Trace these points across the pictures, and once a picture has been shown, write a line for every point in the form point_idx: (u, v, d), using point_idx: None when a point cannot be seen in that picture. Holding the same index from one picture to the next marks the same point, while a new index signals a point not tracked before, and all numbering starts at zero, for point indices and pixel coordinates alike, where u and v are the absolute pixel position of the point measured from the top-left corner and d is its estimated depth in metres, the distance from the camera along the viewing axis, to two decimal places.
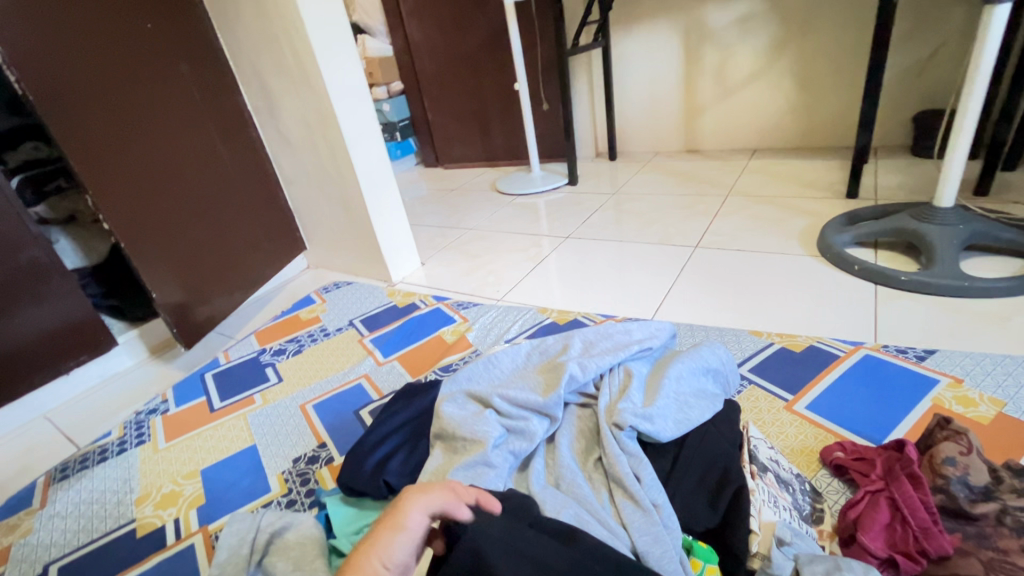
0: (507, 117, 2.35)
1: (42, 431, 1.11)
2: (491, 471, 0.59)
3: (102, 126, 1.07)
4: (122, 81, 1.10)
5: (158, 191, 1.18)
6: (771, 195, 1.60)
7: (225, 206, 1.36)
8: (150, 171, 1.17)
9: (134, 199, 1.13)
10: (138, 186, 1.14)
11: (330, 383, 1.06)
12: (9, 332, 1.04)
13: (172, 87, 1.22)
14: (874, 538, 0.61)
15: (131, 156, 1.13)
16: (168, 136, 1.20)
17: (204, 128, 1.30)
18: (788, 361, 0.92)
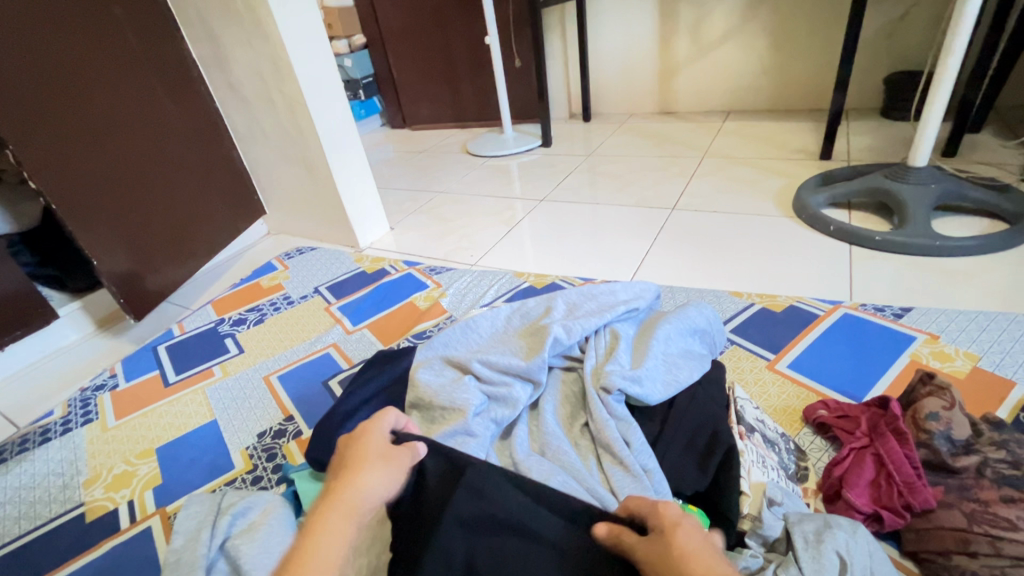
0: (478, 76, 2.47)
1: None
2: (472, 440, 0.57)
3: (30, 71, 1.05)
4: (47, 28, 1.07)
5: (91, 142, 1.17)
6: (745, 158, 1.79)
7: (166, 163, 1.35)
8: (83, 127, 1.15)
9: (68, 159, 1.12)
10: (68, 137, 1.12)
11: (296, 354, 1.10)
12: None
13: (106, 40, 1.19)
14: (859, 494, 0.61)
15: (62, 111, 1.11)
16: (101, 87, 1.19)
17: (145, 85, 1.29)
18: (772, 320, 0.93)
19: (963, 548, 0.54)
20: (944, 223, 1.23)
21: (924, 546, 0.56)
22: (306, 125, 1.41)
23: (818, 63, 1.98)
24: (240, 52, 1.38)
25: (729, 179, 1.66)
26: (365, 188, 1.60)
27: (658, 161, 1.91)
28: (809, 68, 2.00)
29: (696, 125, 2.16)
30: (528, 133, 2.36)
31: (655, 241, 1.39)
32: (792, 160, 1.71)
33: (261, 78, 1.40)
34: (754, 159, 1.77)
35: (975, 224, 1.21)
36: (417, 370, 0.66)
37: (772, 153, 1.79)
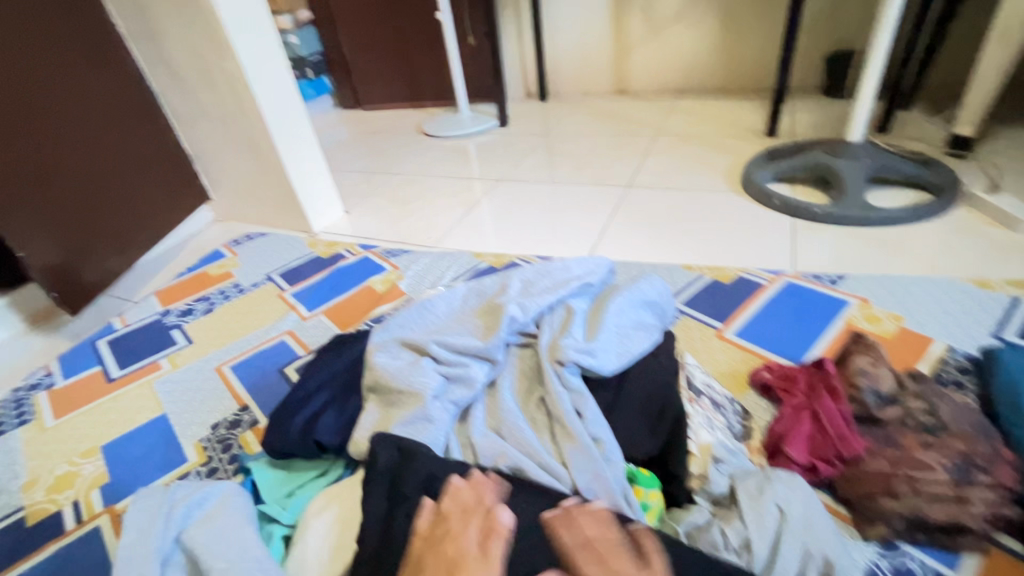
0: (432, 54, 2.41)
1: None
2: (431, 426, 0.58)
3: None
4: None
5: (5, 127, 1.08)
6: (697, 135, 1.83)
7: (96, 149, 1.27)
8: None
9: None
10: None
11: (249, 343, 1.07)
12: None
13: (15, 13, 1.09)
14: (797, 448, 0.65)
15: None
16: (10, 67, 1.09)
17: (66, 63, 1.20)
18: (721, 291, 0.97)
19: (886, 490, 0.59)
20: (877, 195, 1.30)
21: (854, 491, 0.61)
22: (249, 104, 1.35)
23: (764, 42, 2.04)
24: (172, 26, 1.29)
25: (682, 156, 1.70)
26: (316, 170, 1.55)
27: (614, 140, 1.93)
28: (756, 47, 2.06)
29: (650, 103, 2.19)
30: (485, 112, 2.33)
31: (612, 219, 1.41)
32: (740, 138, 1.77)
33: (197, 54, 1.31)
34: (705, 137, 1.82)
35: (905, 196, 1.29)
36: (373, 353, 0.65)
37: (722, 131, 1.84)
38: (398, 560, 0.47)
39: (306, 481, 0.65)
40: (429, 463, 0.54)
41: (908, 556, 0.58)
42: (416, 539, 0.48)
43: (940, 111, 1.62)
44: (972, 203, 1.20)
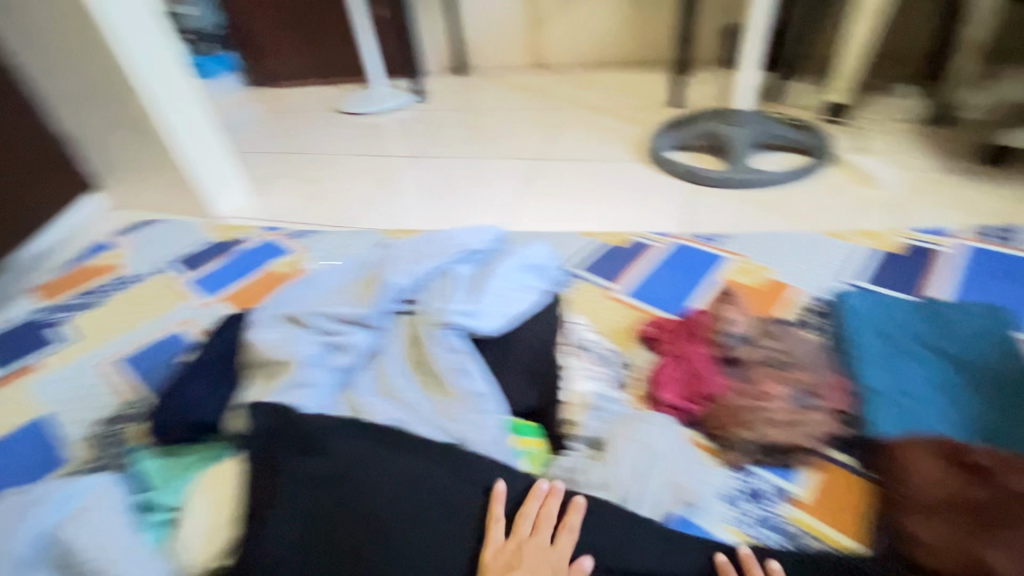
0: (342, 27, 2.30)
1: None
2: (308, 391, 0.59)
3: None
4: None
5: None
6: (609, 108, 1.89)
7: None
8: None
9: None
10: None
11: (141, 334, 1.01)
12: None
13: None
14: (669, 391, 0.71)
15: None
16: None
17: None
18: (616, 254, 1.02)
19: (740, 420, 0.66)
20: (764, 159, 1.40)
21: (715, 424, 0.67)
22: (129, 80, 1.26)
23: (670, 16, 2.11)
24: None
25: (594, 128, 1.75)
26: (213, 151, 1.47)
27: (530, 113, 1.95)
28: (662, 20, 2.12)
29: (566, 77, 2.22)
30: (402, 88, 2.28)
31: (523, 192, 1.44)
32: (648, 109, 1.83)
33: (62, 26, 1.24)
34: (615, 109, 1.87)
35: (787, 160, 1.40)
36: (253, 331, 0.65)
37: (632, 102, 1.90)
38: (286, 522, 0.50)
39: (191, 464, 0.64)
40: (301, 420, 0.56)
41: (758, 478, 0.65)
42: (309, 501, 0.51)
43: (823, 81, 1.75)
44: (842, 164, 1.32)
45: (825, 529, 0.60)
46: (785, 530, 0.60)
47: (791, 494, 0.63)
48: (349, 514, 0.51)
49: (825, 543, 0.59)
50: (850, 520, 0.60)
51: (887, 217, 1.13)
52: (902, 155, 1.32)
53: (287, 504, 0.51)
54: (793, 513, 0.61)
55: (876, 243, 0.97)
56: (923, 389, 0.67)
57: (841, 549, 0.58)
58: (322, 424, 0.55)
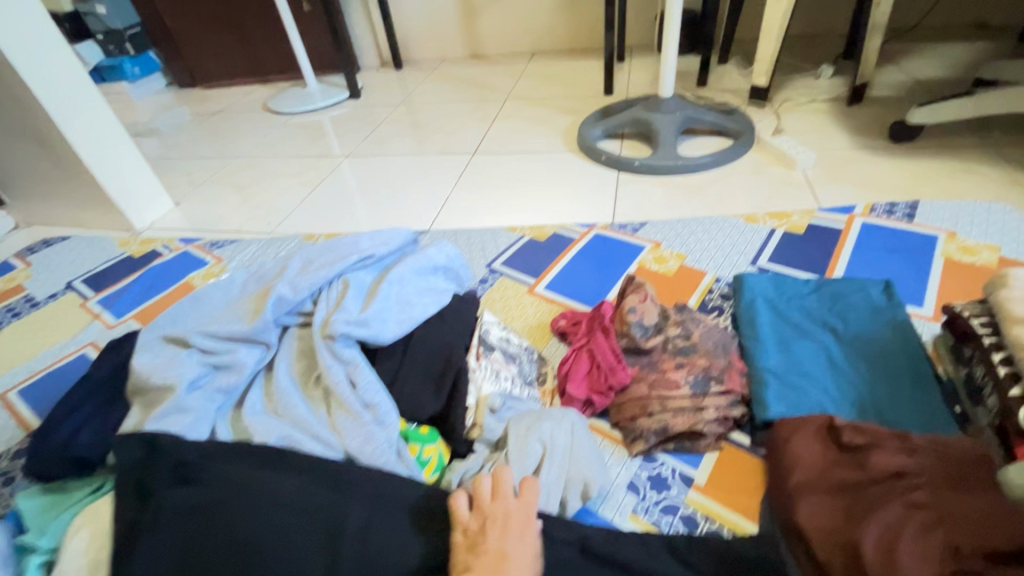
0: (269, 23, 2.21)
1: None
2: (188, 416, 0.56)
3: None
4: None
5: None
6: (544, 97, 1.88)
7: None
8: None
9: None
10: None
11: (42, 361, 0.96)
12: None
13: None
14: (577, 385, 0.71)
15: None
16: None
17: None
18: (539, 248, 1.03)
19: (644, 411, 0.67)
20: (690, 144, 1.43)
21: (621, 416, 0.69)
22: (21, 91, 1.19)
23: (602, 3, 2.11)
24: None
25: (527, 119, 1.74)
26: (126, 162, 1.40)
27: (466, 106, 1.92)
28: (595, 7, 2.12)
29: (503, 67, 2.20)
30: (337, 84, 2.21)
31: (455, 187, 1.42)
32: (582, 98, 1.84)
33: None
34: (550, 98, 1.87)
35: (711, 143, 1.42)
36: (135, 355, 0.61)
37: (567, 91, 1.90)
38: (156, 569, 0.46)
39: (74, 501, 0.61)
40: (179, 450, 0.53)
41: (663, 465, 0.66)
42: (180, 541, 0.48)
43: (749, 63, 1.79)
44: (762, 146, 1.35)
45: (721, 510, 0.61)
46: (685, 516, 0.61)
47: (692, 480, 0.64)
48: (214, 542, 0.47)
49: (721, 525, 0.60)
50: (744, 501, 0.62)
51: (801, 196, 1.15)
52: (817, 136, 1.36)
53: (153, 541, 0.48)
54: (693, 497, 0.63)
55: (784, 224, 1.00)
56: (813, 364, 0.70)
57: (736, 531, 0.59)
58: (201, 452, 0.53)
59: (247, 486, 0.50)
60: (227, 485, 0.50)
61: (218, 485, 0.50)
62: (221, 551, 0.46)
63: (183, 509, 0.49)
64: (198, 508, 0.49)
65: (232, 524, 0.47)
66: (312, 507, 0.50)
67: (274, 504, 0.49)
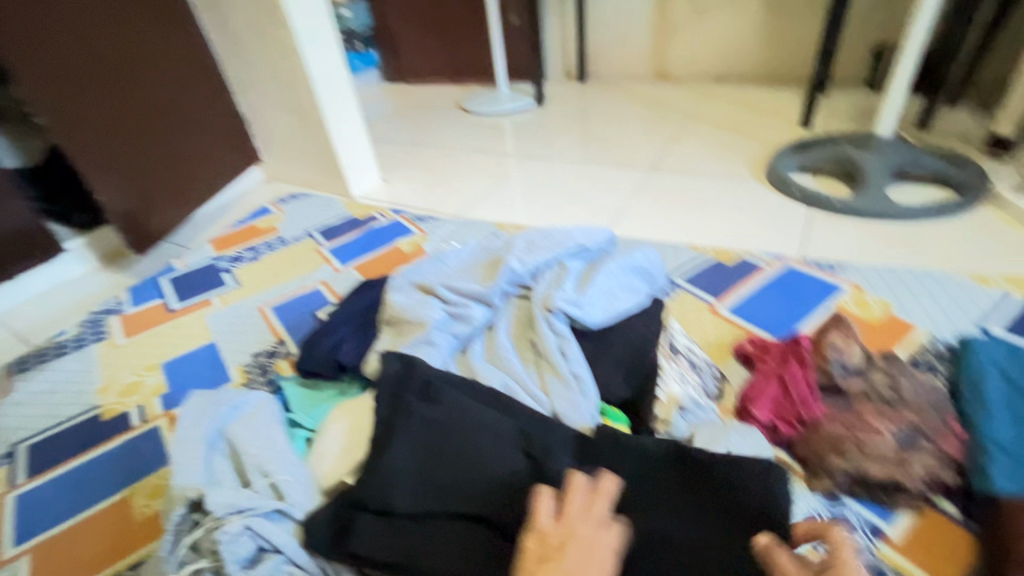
0: (475, 32, 2.47)
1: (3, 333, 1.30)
2: (433, 348, 0.68)
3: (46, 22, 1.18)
4: None
5: (100, 88, 1.31)
6: (729, 122, 1.85)
7: (174, 120, 1.50)
8: (95, 74, 1.30)
9: (80, 103, 1.27)
10: (82, 84, 1.27)
11: (288, 288, 1.20)
12: None
13: None
14: (761, 408, 0.71)
15: (78, 61, 1.26)
16: (116, 45, 1.33)
17: (146, 27, 1.40)
18: (722, 271, 1.03)
19: (838, 449, 0.65)
20: (899, 190, 1.30)
21: (807, 448, 0.67)
22: (301, 73, 1.51)
23: (808, 31, 1.99)
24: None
25: (710, 145, 1.72)
26: (356, 140, 1.68)
27: (645, 124, 1.96)
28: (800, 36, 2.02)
29: (687, 89, 2.19)
30: (523, 92, 2.38)
31: (629, 200, 1.46)
32: (772, 128, 1.77)
33: (257, 23, 1.48)
34: (735, 125, 1.82)
35: (926, 192, 1.29)
36: (391, 294, 0.76)
37: (754, 119, 1.84)
38: (415, 462, 0.58)
39: (327, 396, 0.77)
40: (425, 372, 0.65)
41: (848, 509, 0.64)
42: (426, 447, 0.59)
43: (986, 109, 1.57)
44: (995, 203, 1.20)
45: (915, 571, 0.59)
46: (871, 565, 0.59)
47: (882, 532, 0.62)
48: (456, 457, 0.57)
49: None
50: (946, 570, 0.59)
51: None
52: None
53: (405, 435, 0.60)
54: (883, 550, 0.60)
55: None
56: None
57: None
58: (438, 379, 0.65)
59: (478, 421, 0.60)
60: (462, 413, 0.61)
61: (455, 411, 0.61)
62: (462, 468, 0.57)
63: (426, 421, 0.60)
64: (439, 424, 0.60)
65: (469, 446, 0.58)
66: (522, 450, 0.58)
67: (498, 438, 0.59)
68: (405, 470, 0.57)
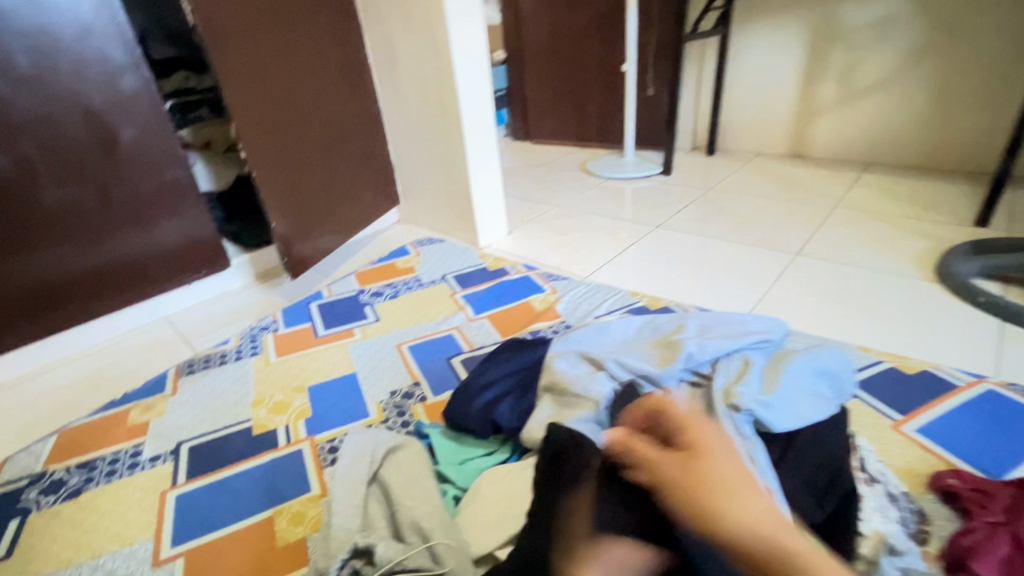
0: (608, 101, 2.55)
1: (165, 332, 1.42)
2: (604, 430, 0.64)
3: (262, 75, 1.40)
4: (278, 46, 1.43)
5: (291, 130, 1.50)
6: (883, 212, 1.71)
7: (340, 162, 1.67)
8: (291, 118, 1.49)
9: (275, 141, 1.46)
10: (279, 126, 1.47)
11: (424, 330, 1.24)
12: (148, 240, 1.39)
13: (316, 56, 1.54)
14: (988, 567, 0.58)
15: (280, 107, 1.46)
16: (311, 97, 1.54)
17: (335, 84, 1.62)
18: (902, 382, 0.91)
19: None
20: None
21: None
22: (454, 130, 1.62)
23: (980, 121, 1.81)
24: (411, 62, 1.61)
25: (862, 234, 1.58)
26: (492, 194, 1.76)
27: (784, 204, 1.86)
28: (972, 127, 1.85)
29: (829, 171, 2.06)
30: (648, 160, 2.39)
31: (773, 284, 1.37)
32: (938, 223, 1.60)
33: (424, 84, 1.62)
34: (891, 216, 1.67)
35: None
36: (555, 359, 0.75)
37: (914, 212, 1.68)
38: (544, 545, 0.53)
39: (476, 454, 0.76)
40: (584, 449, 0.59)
41: None
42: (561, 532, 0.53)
43: None
44: None
45: None
46: None
47: None
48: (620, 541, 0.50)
49: None
50: None
51: None
52: None
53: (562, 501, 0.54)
54: None
55: None
56: None
57: None
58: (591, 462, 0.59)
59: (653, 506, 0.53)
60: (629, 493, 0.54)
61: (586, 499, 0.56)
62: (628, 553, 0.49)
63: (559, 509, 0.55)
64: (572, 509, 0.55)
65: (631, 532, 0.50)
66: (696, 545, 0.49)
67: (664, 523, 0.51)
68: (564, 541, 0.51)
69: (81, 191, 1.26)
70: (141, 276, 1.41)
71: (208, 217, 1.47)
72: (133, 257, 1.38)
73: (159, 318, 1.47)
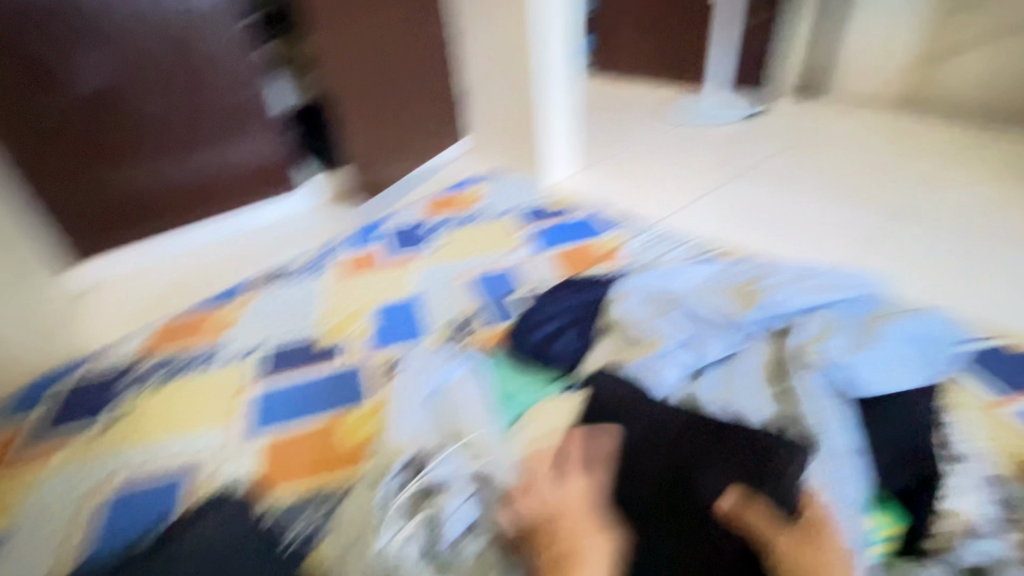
0: (694, 28, 2.23)
1: (237, 247, 1.48)
2: (669, 362, 0.76)
3: None
4: None
5: (350, 50, 1.46)
6: (1010, 175, 1.46)
7: (402, 88, 1.59)
8: (349, 37, 1.45)
9: (330, 60, 1.44)
10: (335, 45, 1.43)
11: (481, 263, 1.23)
12: (224, 157, 1.48)
13: None
14: None
15: (337, 24, 1.41)
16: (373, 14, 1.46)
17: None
18: (1012, 365, 0.81)
19: None
20: None
21: None
22: (524, 62, 1.50)
23: None
24: None
25: (979, 198, 1.38)
26: (558, 128, 1.61)
27: (889, 157, 1.61)
28: None
29: (952, 121, 1.73)
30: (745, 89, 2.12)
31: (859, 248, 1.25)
32: None
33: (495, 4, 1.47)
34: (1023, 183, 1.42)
35: None
36: (624, 297, 0.86)
37: None
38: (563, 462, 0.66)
39: (527, 384, 0.82)
40: (606, 387, 0.74)
41: None
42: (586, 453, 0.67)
43: None
44: None
45: None
46: None
47: None
48: (657, 501, 0.62)
49: None
50: None
51: None
52: None
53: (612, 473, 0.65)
54: None
55: None
56: None
57: None
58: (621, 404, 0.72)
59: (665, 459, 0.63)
60: (649, 454, 0.66)
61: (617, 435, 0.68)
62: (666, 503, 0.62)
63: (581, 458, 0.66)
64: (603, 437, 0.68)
65: (655, 483, 0.63)
66: (709, 501, 0.60)
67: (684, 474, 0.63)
68: (605, 498, 0.63)
69: (164, 107, 1.37)
70: (220, 191, 1.52)
71: (292, 140, 1.57)
72: (213, 172, 1.49)
73: (233, 235, 1.52)
